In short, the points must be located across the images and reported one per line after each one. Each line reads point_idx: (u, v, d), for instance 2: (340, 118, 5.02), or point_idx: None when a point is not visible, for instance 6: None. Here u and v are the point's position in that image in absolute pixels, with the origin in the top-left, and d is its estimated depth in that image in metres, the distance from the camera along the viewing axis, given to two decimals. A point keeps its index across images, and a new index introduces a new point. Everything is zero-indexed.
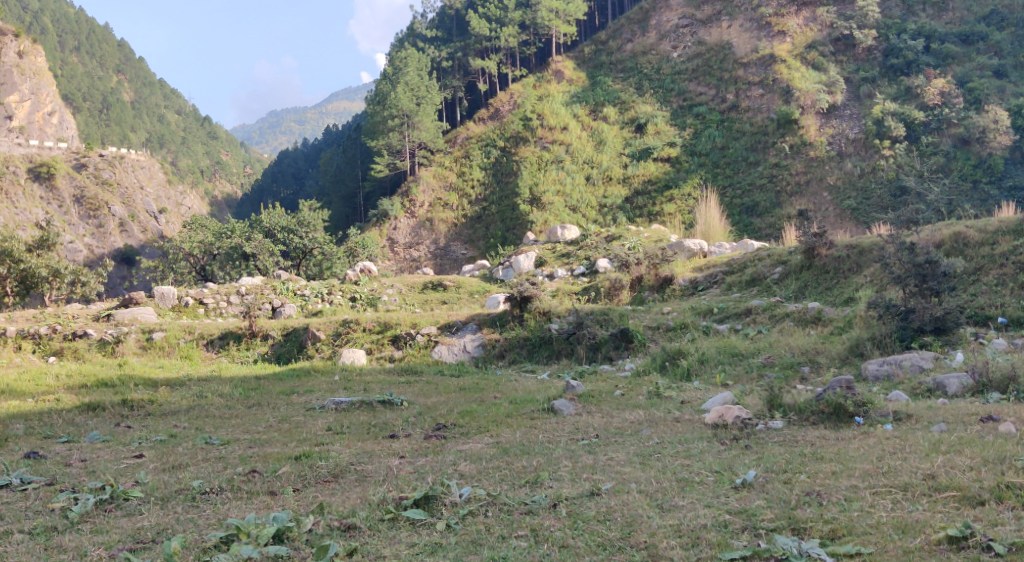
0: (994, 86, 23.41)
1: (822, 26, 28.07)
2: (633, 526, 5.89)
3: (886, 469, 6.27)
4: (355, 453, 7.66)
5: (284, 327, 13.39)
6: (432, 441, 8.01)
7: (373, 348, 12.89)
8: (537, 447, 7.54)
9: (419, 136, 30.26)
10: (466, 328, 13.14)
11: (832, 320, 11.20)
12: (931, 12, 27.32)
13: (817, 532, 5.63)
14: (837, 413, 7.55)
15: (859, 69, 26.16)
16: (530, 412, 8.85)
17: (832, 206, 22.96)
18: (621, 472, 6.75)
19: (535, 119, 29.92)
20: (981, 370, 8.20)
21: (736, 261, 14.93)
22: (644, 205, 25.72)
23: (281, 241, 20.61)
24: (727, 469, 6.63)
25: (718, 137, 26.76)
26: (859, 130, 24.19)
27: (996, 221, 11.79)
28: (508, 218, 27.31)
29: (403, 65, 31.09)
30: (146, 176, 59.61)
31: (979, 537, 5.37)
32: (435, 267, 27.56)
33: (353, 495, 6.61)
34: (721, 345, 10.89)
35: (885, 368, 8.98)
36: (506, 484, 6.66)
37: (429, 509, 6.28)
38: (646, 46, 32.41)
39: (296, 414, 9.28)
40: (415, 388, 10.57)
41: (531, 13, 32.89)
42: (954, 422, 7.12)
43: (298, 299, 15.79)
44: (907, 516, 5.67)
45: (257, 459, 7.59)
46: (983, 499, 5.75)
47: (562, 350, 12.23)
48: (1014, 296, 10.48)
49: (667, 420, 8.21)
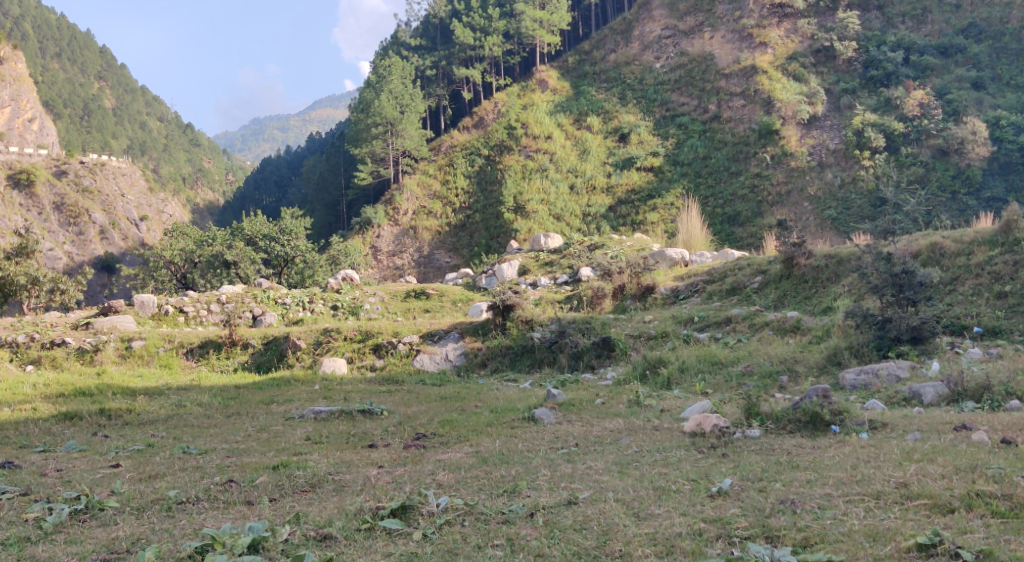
0: (972, 97, 23.65)
1: (803, 37, 28.26)
2: (609, 535, 5.92)
3: (859, 477, 6.32)
4: (333, 462, 7.65)
5: (265, 336, 13.36)
6: (412, 450, 8.01)
7: (355, 357, 12.86)
8: (516, 456, 7.55)
9: (403, 144, 30.25)
10: (448, 337, 13.12)
11: (811, 329, 11.31)
12: (910, 24, 27.60)
13: (790, 540, 5.67)
14: (813, 422, 7.62)
15: (839, 80, 26.38)
16: (511, 421, 8.87)
17: (813, 216, 23.16)
18: (599, 481, 6.78)
19: (519, 128, 30.01)
20: (956, 379, 8.28)
21: (717, 270, 15.03)
22: (628, 214, 25.82)
23: (263, 248, 20.54)
24: (703, 477, 6.67)
25: (700, 148, 27.01)
26: (840, 140, 24.45)
27: (972, 232, 11.92)
28: (492, 226, 27.37)
29: (386, 73, 31.11)
30: (127, 183, 59.31)
31: (948, 545, 5.42)
32: (419, 275, 27.52)
33: (330, 505, 6.61)
34: (701, 353, 10.95)
35: (862, 377, 9.08)
36: (485, 494, 6.67)
37: (406, 518, 6.30)
38: (629, 56, 32.59)
39: (276, 423, 9.27)
40: (395, 397, 10.58)
41: (515, 22, 33.04)
42: (928, 431, 7.20)
43: (279, 308, 15.73)
44: (879, 524, 5.73)
45: (235, 469, 7.57)
46: (954, 507, 5.82)
47: (545, 358, 12.24)
48: (989, 306, 10.61)
49: (647, 428, 8.25)
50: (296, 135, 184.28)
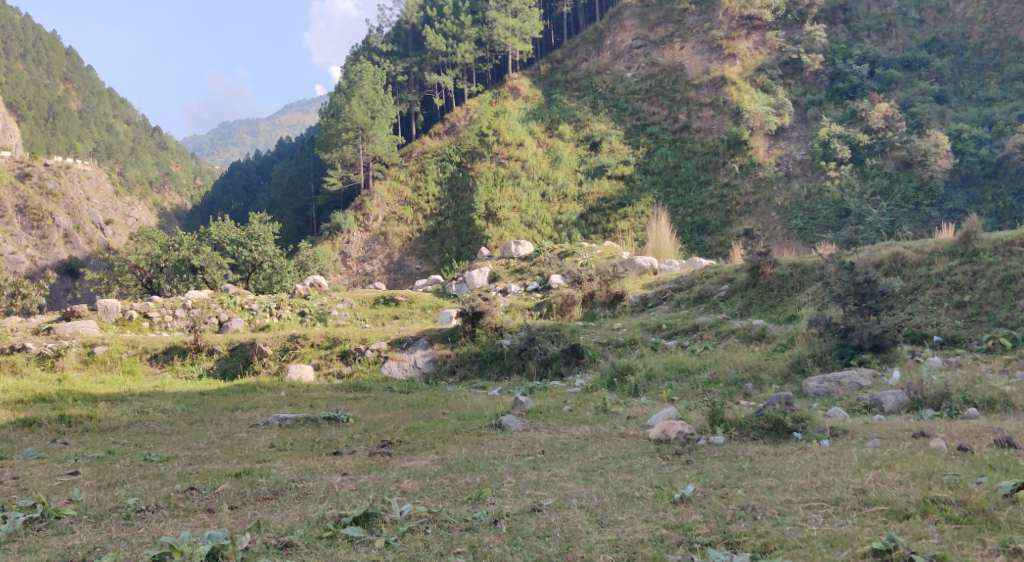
0: (935, 111, 24.03)
1: (771, 49, 28.51)
2: (571, 542, 5.95)
3: (819, 484, 6.40)
4: (297, 470, 7.59)
5: (230, 342, 13.25)
6: (377, 457, 7.99)
7: (322, 364, 12.78)
8: (481, 464, 7.55)
9: (373, 149, 30.15)
10: (417, 344, 13.06)
11: (776, 337, 11.43)
12: (875, 38, 27.94)
13: (750, 546, 5.74)
14: (776, 429, 7.68)
15: (806, 92, 26.68)
16: (477, 428, 8.86)
17: (780, 225, 23.48)
18: (563, 488, 6.80)
19: (491, 135, 30.00)
20: (916, 387, 8.39)
21: (685, 279, 15.15)
22: (599, 222, 25.99)
23: (231, 253, 20.30)
24: (666, 484, 6.71)
25: (671, 157, 27.24)
26: (806, 151, 24.79)
27: (933, 243, 12.10)
28: (464, 233, 27.41)
29: (357, 78, 30.93)
30: (92, 186, 58.51)
31: (902, 551, 5.50)
32: (389, 282, 27.48)
33: (292, 513, 6.59)
34: (668, 361, 11.02)
35: (824, 385, 9.17)
36: (449, 501, 6.66)
37: (368, 526, 6.27)
38: (601, 65, 32.74)
39: (239, 430, 9.18)
40: (362, 404, 10.53)
41: (487, 30, 33.14)
42: (888, 438, 7.30)
43: (245, 314, 15.60)
44: (836, 530, 5.80)
45: (197, 476, 7.48)
46: (909, 513, 5.90)
47: (513, 365, 12.25)
48: (949, 316, 10.78)
49: (613, 435, 8.29)
50: (266, 139, 183.00)
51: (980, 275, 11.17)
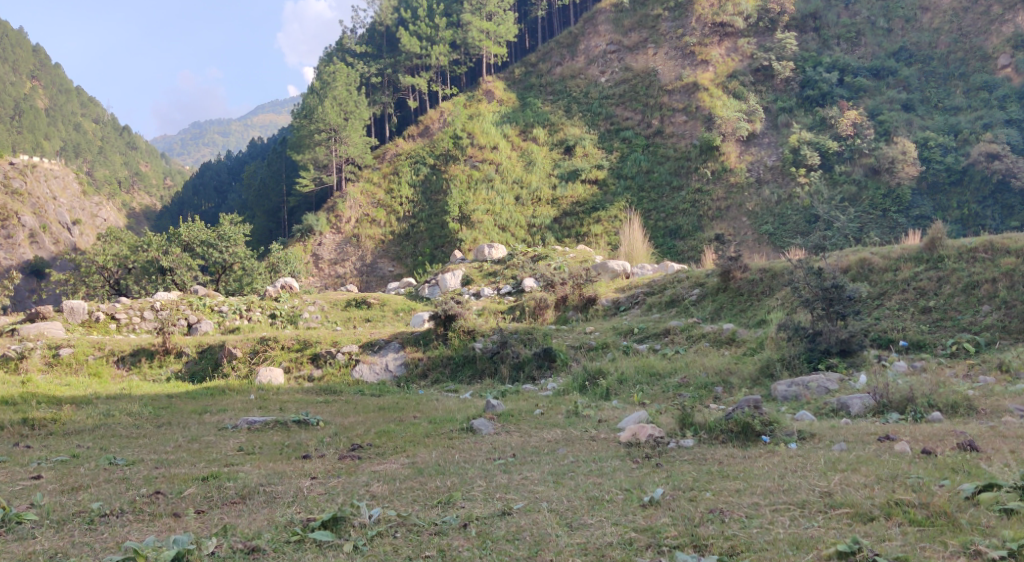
0: (903, 119, 24.36)
1: (742, 56, 28.74)
2: (541, 545, 5.98)
3: (786, 487, 6.45)
4: (265, 474, 7.53)
5: (199, 344, 13.13)
6: (346, 461, 7.94)
7: (292, 367, 12.68)
8: (452, 467, 7.53)
9: (346, 151, 30.01)
10: (389, 346, 13.00)
11: (745, 341, 11.52)
12: (844, 46, 28.19)
13: (717, 549, 5.79)
14: (745, 432, 7.72)
15: (777, 99, 26.91)
16: (449, 432, 8.84)
17: (750, 231, 23.73)
18: (533, 491, 6.81)
19: (465, 137, 29.91)
20: (882, 391, 8.49)
21: (658, 283, 15.23)
22: (573, 225, 26.10)
23: (201, 255, 19.99)
24: (636, 487, 6.75)
25: (644, 162, 27.39)
26: (777, 157, 25.05)
27: (899, 249, 12.26)
28: (437, 236, 27.37)
29: (330, 80, 30.70)
30: (59, 186, 57.58)
31: (866, 553, 5.57)
32: (361, 284, 27.38)
33: (260, 517, 6.55)
34: (640, 364, 11.07)
35: (793, 388, 9.25)
36: (418, 505, 6.64)
37: (337, 530, 6.25)
38: (575, 70, 32.82)
39: (207, 433, 9.09)
40: (333, 408, 10.46)
41: (461, 32, 33.10)
42: (853, 441, 7.38)
43: (215, 316, 15.45)
44: (802, 532, 5.86)
45: (163, 480, 7.40)
46: (873, 515, 5.97)
47: (486, 369, 12.22)
48: (915, 321, 10.93)
49: (584, 438, 8.30)
50: (238, 140, 181.58)
51: (945, 281, 11.34)
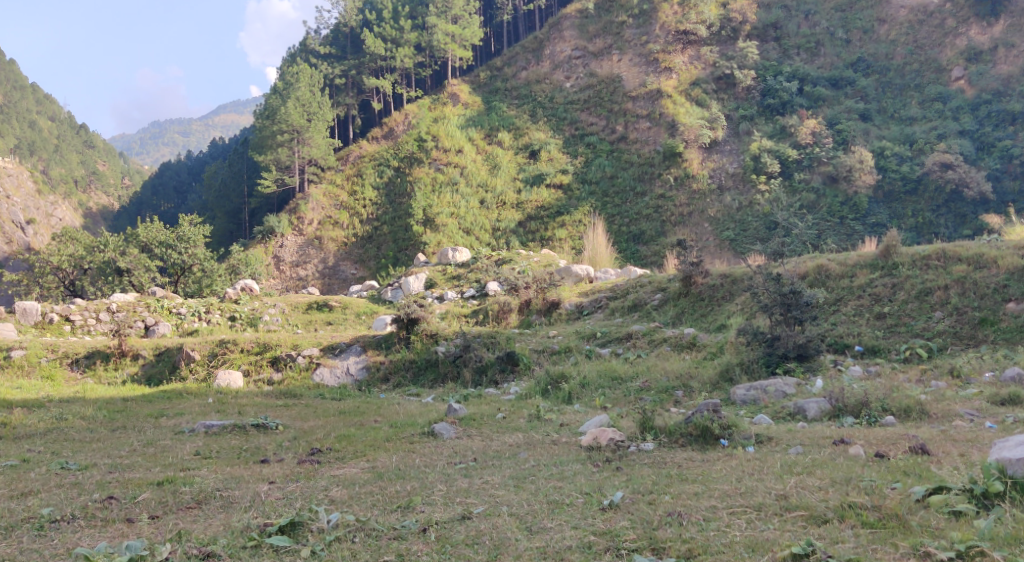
0: (860, 128, 24.78)
1: (705, 64, 29.00)
2: (500, 549, 5.99)
3: (743, 490, 6.52)
4: (222, 478, 7.45)
5: (157, 347, 12.95)
6: (306, 465, 7.87)
7: (251, 370, 12.56)
8: (412, 472, 7.50)
9: (309, 153, 29.79)
10: (350, 350, 12.91)
11: (706, 345, 11.64)
12: (804, 56, 28.64)
13: (675, 552, 5.84)
14: (704, 435, 7.79)
15: (739, 107, 27.22)
16: (409, 436, 8.80)
17: (712, 236, 24.00)
18: (494, 495, 6.80)
19: (429, 140, 29.76)
20: (837, 396, 8.61)
21: (620, 287, 15.33)
22: (537, 230, 26.21)
23: (159, 255, 19.79)
24: (596, 490, 6.77)
25: (608, 167, 27.58)
26: (738, 164, 25.33)
27: (855, 256, 12.47)
28: (400, 239, 27.26)
29: (294, 80, 30.44)
30: (13, 185, 56.60)
31: (818, 555, 5.65)
32: (323, 287, 27.21)
33: (216, 522, 6.48)
34: (602, 368, 11.12)
35: (751, 392, 9.35)
36: (378, 509, 6.61)
37: (295, 535, 6.22)
38: (540, 74, 32.89)
39: (164, 437, 8.96)
40: (293, 412, 10.36)
41: (427, 35, 33.00)
42: (810, 445, 7.47)
43: (173, 318, 15.24)
44: (758, 535, 5.93)
45: (117, 485, 7.28)
46: (828, 518, 6.06)
47: (448, 373, 12.16)
48: (870, 326, 11.11)
49: (545, 442, 8.32)
50: (199, 140, 179.43)
51: (899, 288, 11.55)
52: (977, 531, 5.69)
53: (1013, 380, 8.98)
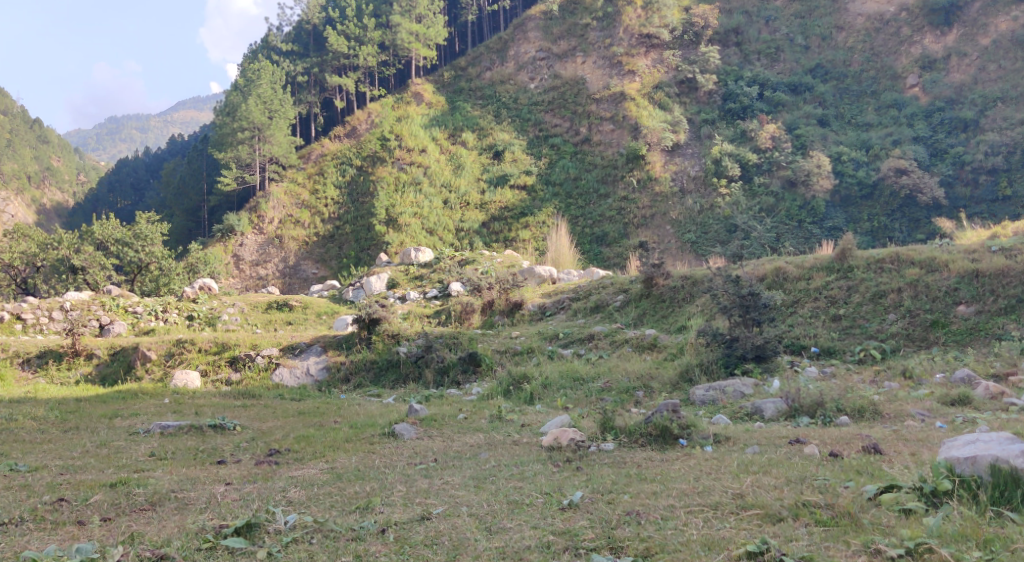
0: (818, 133, 25.17)
1: (668, 68, 29.16)
2: (459, 550, 5.98)
3: (700, 489, 6.59)
4: (177, 480, 7.34)
5: (111, 347, 12.75)
6: (263, 467, 7.79)
7: (209, 370, 12.40)
8: (371, 472, 7.46)
9: (270, 150, 29.44)
10: (310, 350, 12.81)
11: (666, 346, 11.73)
12: (764, 62, 29.02)
13: (632, 551, 5.87)
14: (663, 435, 7.85)
15: (701, 111, 27.44)
16: (369, 437, 8.75)
17: (674, 239, 24.25)
18: (454, 496, 6.78)
19: (393, 139, 29.55)
20: (793, 396, 8.72)
21: (583, 288, 15.40)
22: (501, 231, 26.28)
23: (115, 254, 19.45)
24: (556, 490, 6.79)
25: (572, 169, 27.70)
26: (700, 168, 25.51)
27: (811, 259, 12.65)
28: (363, 239, 27.07)
29: (255, 77, 30.16)
30: None
31: (773, 552, 5.71)
32: (284, 286, 27.00)
33: (170, 524, 6.40)
34: (564, 369, 11.15)
35: (710, 393, 9.43)
36: (336, 510, 6.56)
37: (251, 537, 6.15)
38: (504, 75, 32.91)
39: (117, 439, 8.81)
40: (251, 413, 10.23)
41: (390, 34, 32.88)
42: (766, 444, 7.56)
43: (129, 317, 15.01)
44: (714, 533, 5.99)
45: (68, 487, 7.15)
46: (782, 516, 6.13)
47: (410, 373, 12.09)
48: (826, 328, 11.27)
49: (506, 443, 8.31)
50: (158, 136, 176.88)
51: (855, 290, 11.73)
52: (926, 528, 5.79)
53: (963, 381, 9.19)
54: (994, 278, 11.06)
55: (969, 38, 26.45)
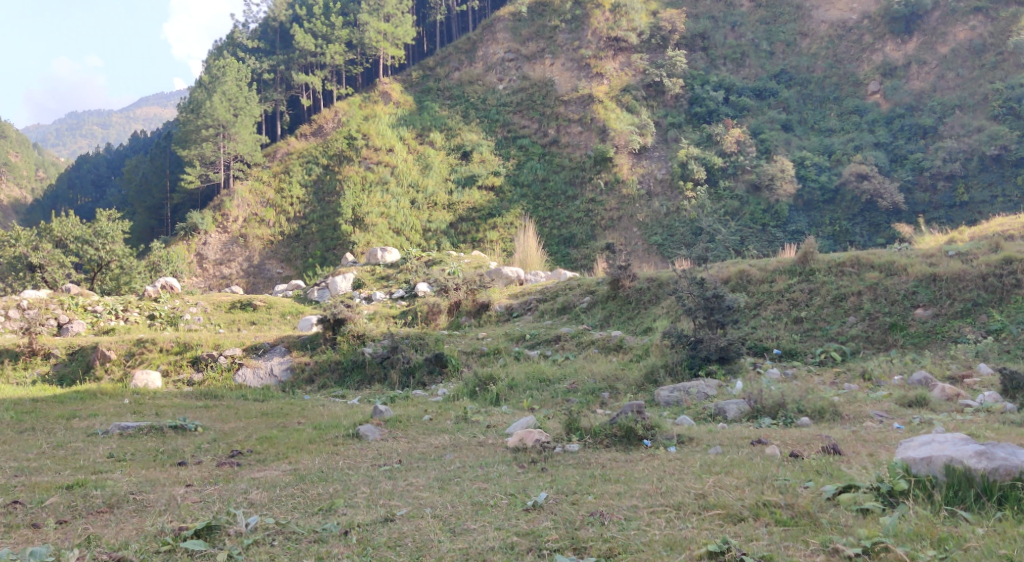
0: (782, 138, 25.52)
1: (635, 71, 29.29)
2: (422, 551, 5.96)
3: (664, 489, 6.63)
4: (136, 481, 7.24)
5: (70, 346, 12.58)
6: (225, 468, 7.71)
7: (170, 370, 12.25)
8: (335, 474, 7.41)
9: (234, 148, 29.12)
10: (274, 350, 12.70)
11: (632, 348, 11.78)
12: (730, 66, 29.28)
13: (595, 551, 5.89)
14: (628, 436, 7.88)
15: (667, 114, 27.60)
16: (333, 438, 8.70)
17: (641, 241, 24.43)
18: (417, 497, 6.76)
19: (359, 138, 29.34)
20: (756, 397, 8.82)
21: (550, 290, 15.43)
22: (468, 231, 26.26)
23: (74, 251, 19.15)
24: (520, 491, 6.79)
25: (539, 170, 27.76)
26: (666, 171, 25.67)
27: (775, 261, 12.79)
28: (329, 238, 26.87)
29: (220, 74, 29.79)
30: None
31: (734, 552, 5.74)
32: (248, 286, 26.79)
33: (128, 526, 6.31)
34: (530, 370, 11.17)
35: (674, 394, 9.49)
36: (298, 512, 6.51)
37: (211, 539, 6.08)
38: (472, 75, 32.90)
39: (75, 439, 8.68)
40: (213, 414, 10.11)
41: (358, 32, 32.72)
42: (729, 445, 7.63)
43: (88, 316, 14.81)
44: (676, 533, 6.02)
45: (23, 489, 7.02)
46: (743, 516, 6.19)
47: (375, 374, 12.02)
48: (788, 330, 11.40)
49: (471, 444, 8.30)
50: (120, 132, 174.23)
51: (816, 293, 11.87)
52: (883, 527, 5.87)
53: (920, 382, 9.34)
54: (950, 281, 11.28)
55: (929, 46, 26.88)
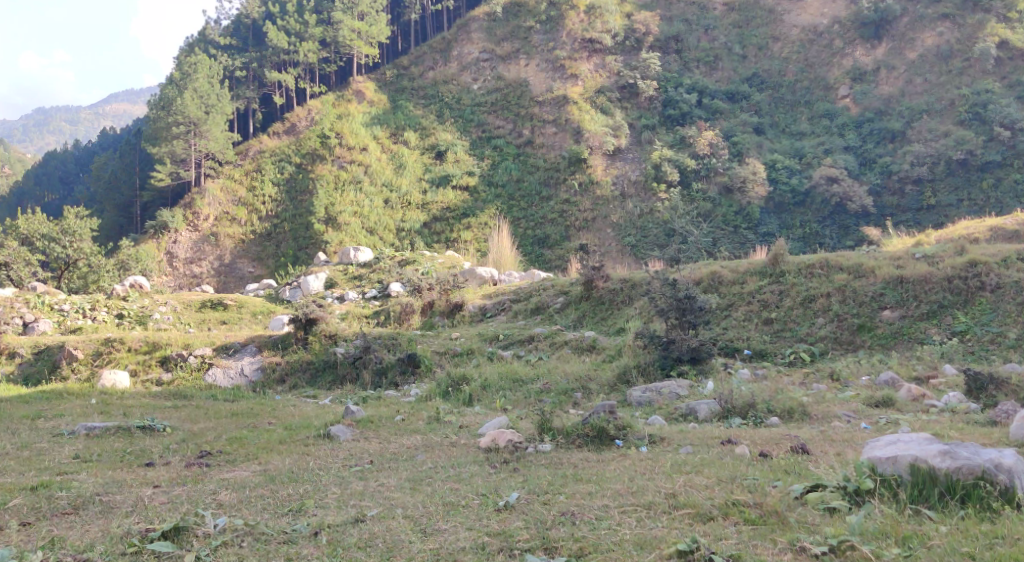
0: (754, 141, 25.76)
1: (609, 73, 29.41)
2: (392, 551, 5.93)
3: (634, 489, 6.66)
4: (102, 482, 7.15)
5: (36, 345, 12.45)
6: (193, 468, 7.64)
7: (139, 370, 12.11)
8: (305, 474, 7.36)
9: (205, 145, 28.85)
10: (244, 350, 12.60)
11: (605, 348, 11.82)
12: (703, 69, 29.43)
13: (566, 551, 5.88)
14: (600, 436, 7.90)
15: (641, 116, 27.71)
16: (304, 438, 8.64)
17: (614, 242, 24.54)
18: (388, 498, 6.74)
19: (333, 137, 29.18)
20: (726, 397, 8.88)
21: (523, 290, 15.43)
22: (442, 231, 26.22)
23: (41, 249, 18.91)
24: (492, 491, 6.78)
25: (514, 170, 27.77)
26: (640, 172, 25.82)
27: (746, 263, 12.90)
28: (301, 237, 26.66)
29: (190, 70, 29.25)
30: None
31: (703, 551, 5.76)
32: (219, 285, 26.59)
33: (93, 528, 6.24)
34: (503, 370, 11.17)
35: (646, 394, 9.53)
36: (268, 513, 6.47)
37: (178, 540, 6.01)
38: (447, 75, 32.63)
39: (40, 440, 8.55)
40: (182, 414, 10.00)
41: (332, 30, 32.59)
42: (699, 445, 7.68)
43: (55, 314, 14.66)
44: (647, 533, 6.04)
45: None
46: (712, 515, 6.23)
47: (347, 375, 11.95)
48: (758, 331, 11.50)
49: (443, 445, 8.28)
50: (89, 129, 172.02)
51: (786, 294, 11.98)
52: (849, 526, 5.92)
53: (887, 383, 9.45)
54: (917, 283, 11.43)
55: (898, 52, 27.24)
